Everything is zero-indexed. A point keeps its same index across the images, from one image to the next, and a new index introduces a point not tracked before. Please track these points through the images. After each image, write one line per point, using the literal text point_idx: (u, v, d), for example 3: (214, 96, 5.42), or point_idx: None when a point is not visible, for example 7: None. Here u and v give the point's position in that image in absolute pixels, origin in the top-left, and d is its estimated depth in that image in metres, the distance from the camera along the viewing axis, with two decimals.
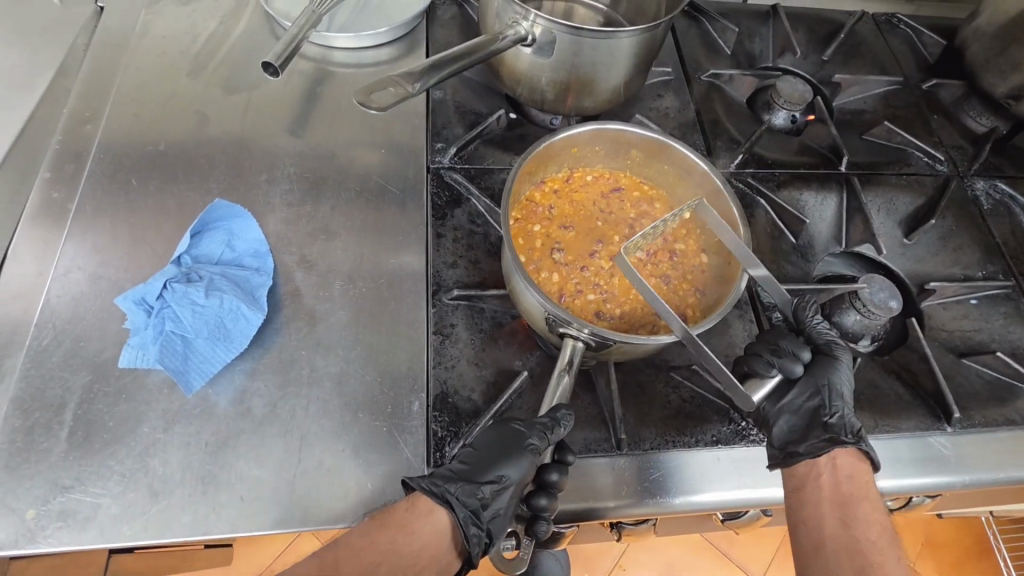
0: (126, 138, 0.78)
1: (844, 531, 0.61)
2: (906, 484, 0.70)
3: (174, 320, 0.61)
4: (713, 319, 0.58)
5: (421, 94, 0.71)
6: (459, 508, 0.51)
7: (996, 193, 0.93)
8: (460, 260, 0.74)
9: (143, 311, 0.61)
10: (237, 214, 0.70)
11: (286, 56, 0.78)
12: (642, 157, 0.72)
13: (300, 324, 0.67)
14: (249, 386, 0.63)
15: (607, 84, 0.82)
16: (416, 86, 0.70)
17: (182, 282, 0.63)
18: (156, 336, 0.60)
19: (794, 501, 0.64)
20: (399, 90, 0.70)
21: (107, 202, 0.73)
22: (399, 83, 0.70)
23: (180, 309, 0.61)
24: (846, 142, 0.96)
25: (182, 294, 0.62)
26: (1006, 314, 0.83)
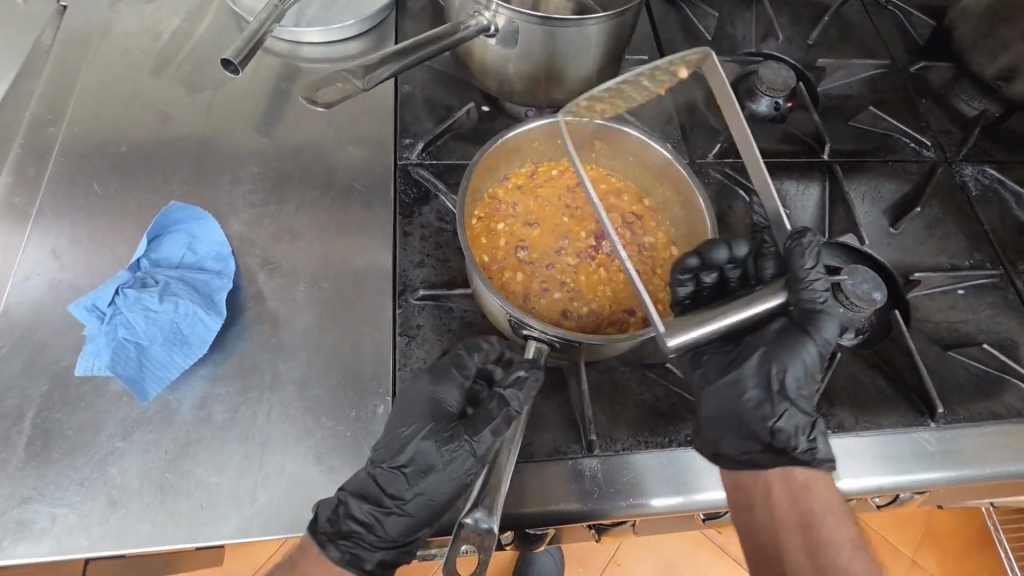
0: (89, 140, 0.76)
1: (808, 562, 0.55)
2: (873, 478, 0.67)
3: (127, 326, 0.60)
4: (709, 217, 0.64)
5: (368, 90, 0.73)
6: (355, 501, 0.55)
7: (984, 178, 0.90)
8: (427, 258, 0.73)
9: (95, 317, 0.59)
10: (197, 216, 0.69)
11: (247, 52, 0.77)
12: (606, 149, 0.71)
13: (264, 327, 0.66)
14: (212, 391, 0.62)
15: (576, 74, 0.80)
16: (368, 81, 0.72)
17: (135, 287, 0.61)
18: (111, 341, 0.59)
19: (746, 518, 0.60)
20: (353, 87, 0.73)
21: (68, 207, 0.71)
22: (353, 80, 0.73)
23: (131, 315, 0.60)
24: (830, 129, 0.94)
25: (134, 300, 0.60)
26: (994, 304, 0.81)
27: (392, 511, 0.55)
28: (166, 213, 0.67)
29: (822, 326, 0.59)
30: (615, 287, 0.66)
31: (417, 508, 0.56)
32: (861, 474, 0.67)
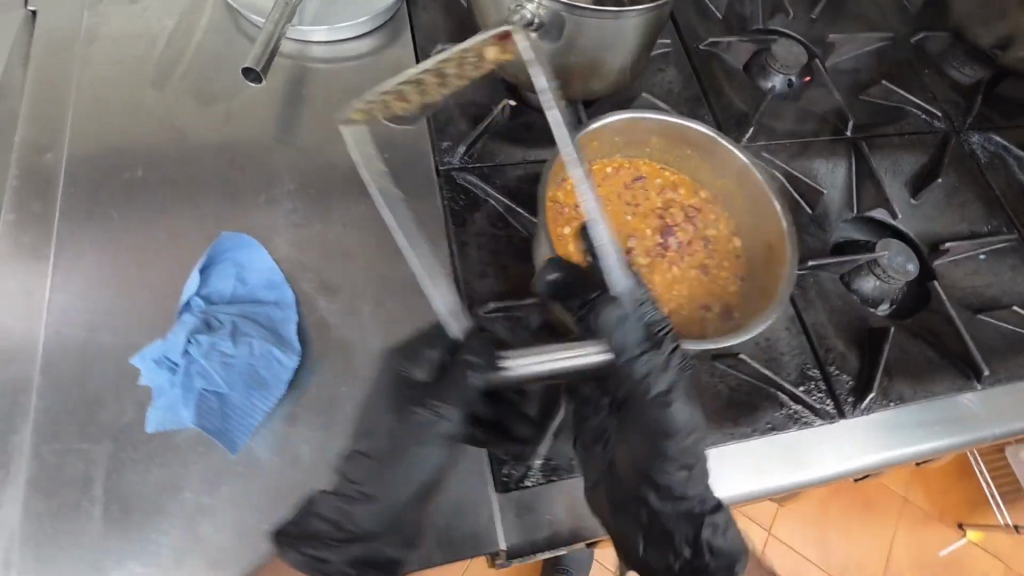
0: (95, 166, 0.69)
1: None
2: (743, 486, 0.67)
3: (203, 376, 0.57)
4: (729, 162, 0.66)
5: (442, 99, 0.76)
6: (319, 502, 0.52)
7: (990, 145, 0.96)
8: (489, 269, 0.71)
9: (167, 370, 0.56)
10: (245, 244, 0.64)
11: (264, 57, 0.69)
12: (664, 143, 0.70)
13: (335, 359, 0.63)
14: (293, 434, 0.59)
15: (613, 66, 0.77)
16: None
17: (205, 332, 0.59)
18: (189, 394, 0.56)
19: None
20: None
21: (89, 245, 0.64)
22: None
23: (209, 364, 0.57)
24: (848, 105, 0.96)
25: (208, 347, 0.58)
26: (1011, 267, 0.88)
27: (362, 503, 0.52)
28: (219, 245, 0.63)
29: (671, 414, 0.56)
30: (687, 284, 0.67)
31: (381, 491, 0.52)
32: (734, 482, 0.67)
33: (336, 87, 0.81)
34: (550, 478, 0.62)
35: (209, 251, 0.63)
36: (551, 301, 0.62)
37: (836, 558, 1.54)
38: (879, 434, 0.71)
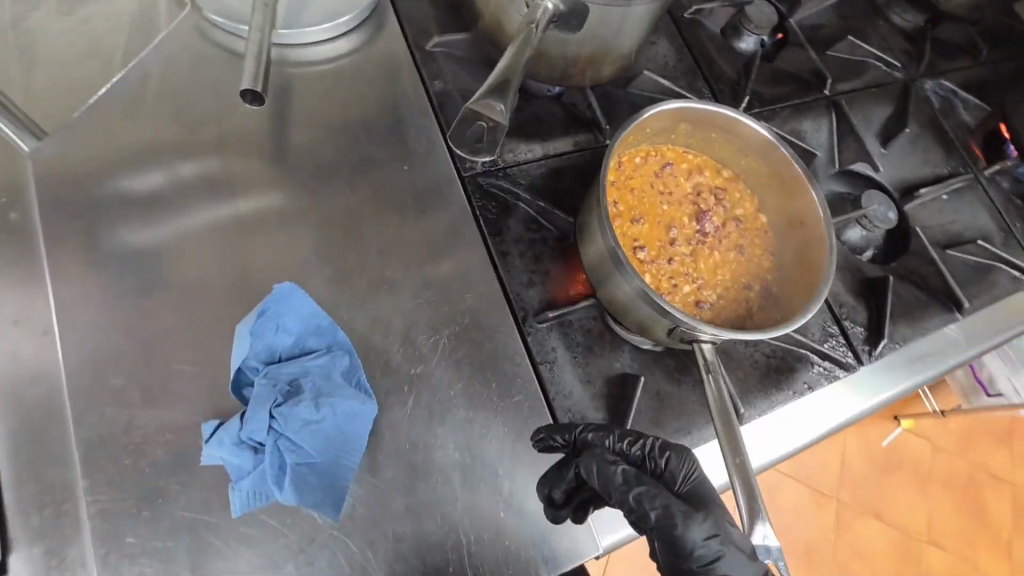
0: (88, 223, 0.61)
1: None
2: (770, 451, 0.72)
3: (294, 450, 0.53)
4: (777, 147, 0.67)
5: (508, 115, 0.58)
6: None
7: (941, 92, 1.05)
8: (535, 276, 0.69)
9: (250, 451, 0.52)
10: (296, 296, 0.59)
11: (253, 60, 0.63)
12: (689, 129, 0.70)
13: (406, 395, 0.61)
14: (383, 482, 0.57)
15: (624, 48, 0.73)
16: (496, 108, 0.58)
17: (285, 402, 0.54)
18: (281, 471, 0.53)
19: None
20: (489, 123, 0.59)
21: (108, 316, 0.58)
22: (484, 114, 0.58)
23: (297, 436, 0.54)
24: (821, 61, 1.00)
25: (293, 418, 0.54)
26: (969, 202, 0.98)
27: None
28: (274, 298, 0.58)
29: (682, 532, 0.51)
30: (730, 267, 0.70)
31: None
32: (760, 450, 0.72)
33: (326, 94, 0.73)
34: None
35: (259, 307, 0.58)
36: (548, 438, 0.59)
37: (806, 468, 1.73)
38: (889, 375, 0.80)
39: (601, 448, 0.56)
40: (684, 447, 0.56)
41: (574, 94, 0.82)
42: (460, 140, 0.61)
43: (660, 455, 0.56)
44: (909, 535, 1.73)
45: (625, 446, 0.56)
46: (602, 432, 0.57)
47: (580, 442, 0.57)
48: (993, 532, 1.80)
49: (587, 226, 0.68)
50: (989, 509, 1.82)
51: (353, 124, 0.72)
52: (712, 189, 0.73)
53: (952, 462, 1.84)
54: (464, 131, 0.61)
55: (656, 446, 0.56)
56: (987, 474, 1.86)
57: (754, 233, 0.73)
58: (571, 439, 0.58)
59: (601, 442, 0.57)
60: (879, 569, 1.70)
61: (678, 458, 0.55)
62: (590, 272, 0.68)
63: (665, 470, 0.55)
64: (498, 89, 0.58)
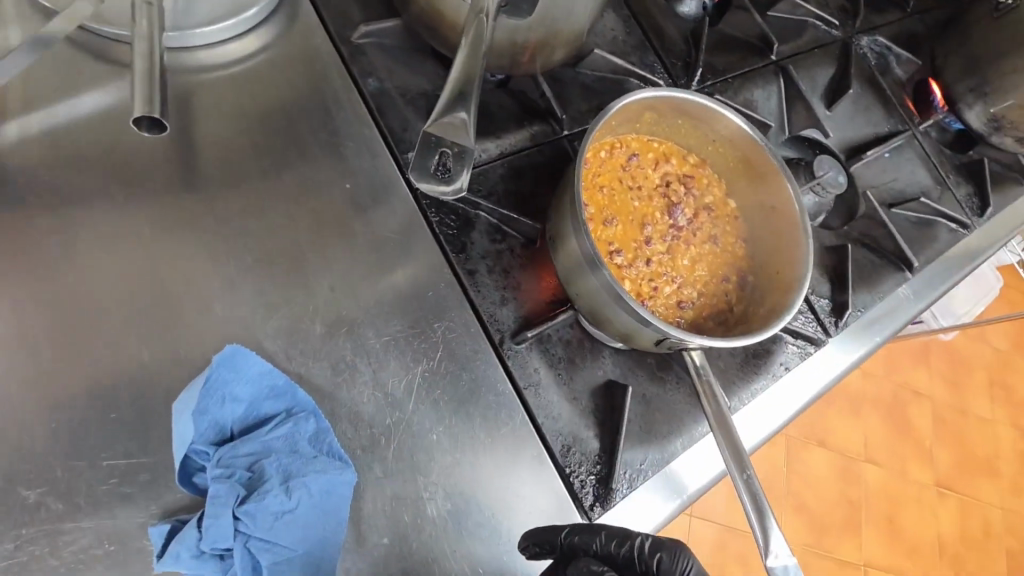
0: None
1: None
2: (760, 432, 0.72)
3: (267, 548, 0.46)
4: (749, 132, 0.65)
5: (470, 125, 0.53)
6: None
7: (877, 47, 1.07)
8: (506, 292, 0.64)
9: (214, 559, 0.45)
10: (240, 360, 0.50)
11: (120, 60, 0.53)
12: (654, 116, 0.66)
13: (384, 448, 0.54)
14: (371, 550, 0.52)
15: (575, 29, 0.67)
16: (461, 128, 0.53)
17: (249, 496, 0.46)
18: (256, 574, 0.46)
19: None
20: (453, 148, 0.52)
21: (9, 412, 0.48)
22: (448, 139, 0.53)
23: (269, 534, 0.46)
24: (765, 23, 0.97)
25: (261, 515, 0.46)
26: (909, 158, 1.01)
27: None
28: (217, 365, 0.49)
29: None
30: (706, 262, 0.68)
31: None
32: (749, 433, 0.71)
33: (241, 106, 0.63)
34: (631, 486, 0.61)
35: (200, 379, 0.49)
36: (531, 544, 0.54)
37: None
38: (854, 341, 0.82)
39: (587, 554, 0.52)
40: (676, 545, 0.53)
41: (524, 81, 0.75)
42: (423, 169, 0.51)
43: (651, 557, 0.53)
44: (848, 457, 1.89)
45: (613, 548, 0.53)
46: (589, 534, 0.53)
47: (566, 547, 0.53)
48: (917, 443, 1.99)
49: (561, 229, 0.62)
50: (913, 423, 2.00)
51: (280, 139, 0.63)
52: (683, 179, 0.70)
53: (881, 385, 2.00)
54: (426, 161, 0.51)
55: (646, 546, 0.53)
56: (910, 392, 2.03)
57: (726, 222, 0.71)
58: (555, 544, 0.53)
59: (587, 545, 0.53)
60: (824, 493, 1.83)
61: (670, 558, 0.52)
62: (564, 281, 0.63)
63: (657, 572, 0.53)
64: (459, 100, 0.53)
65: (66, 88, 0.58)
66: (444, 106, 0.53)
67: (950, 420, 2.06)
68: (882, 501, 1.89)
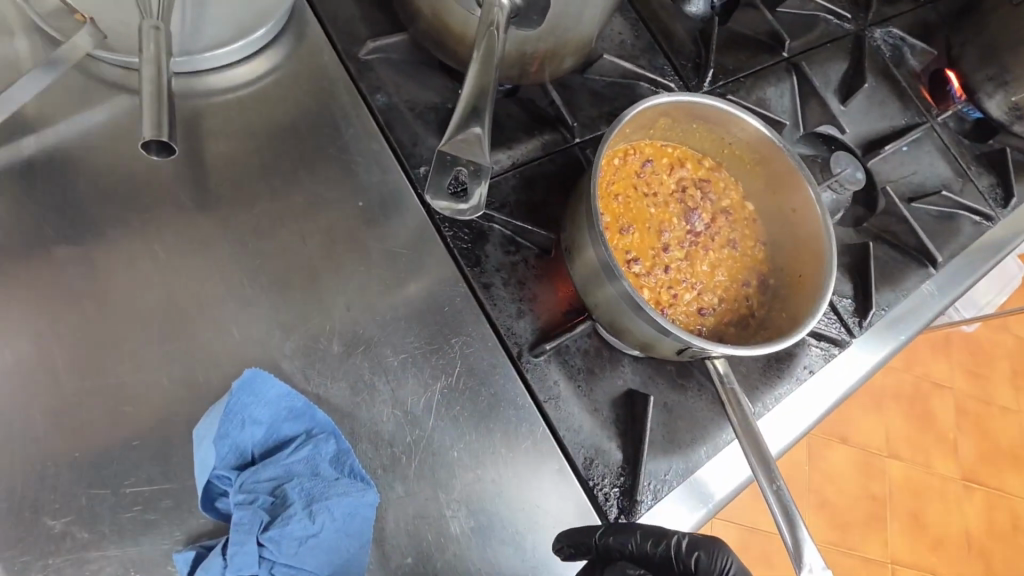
0: None
1: None
2: (785, 439, 0.70)
3: (292, 571, 0.46)
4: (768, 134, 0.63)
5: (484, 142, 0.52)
6: None
7: (890, 39, 1.05)
8: (522, 304, 0.63)
9: None
10: (259, 383, 0.50)
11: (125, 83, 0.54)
12: (668, 122, 0.65)
13: (405, 466, 0.54)
14: (395, 570, 0.51)
15: (584, 36, 0.66)
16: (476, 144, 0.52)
17: (271, 520, 0.46)
18: None
19: None
20: (468, 166, 0.52)
21: (31, 443, 0.48)
22: (464, 156, 0.52)
23: (293, 558, 0.46)
24: (774, 20, 0.96)
25: (284, 539, 0.46)
26: (928, 151, 0.99)
27: None
28: (237, 390, 0.49)
29: None
30: (726, 267, 0.66)
31: None
32: (773, 441, 0.69)
33: (250, 127, 0.63)
34: (656, 497, 0.60)
35: (220, 405, 0.49)
36: (566, 545, 0.54)
37: None
38: (878, 341, 0.80)
39: (623, 554, 0.52)
40: (714, 542, 0.52)
41: (533, 89, 0.74)
42: (438, 186, 0.54)
43: (688, 556, 0.52)
44: (871, 452, 1.85)
45: (649, 548, 0.52)
46: (623, 534, 0.53)
47: (601, 547, 0.52)
48: (942, 437, 1.95)
49: (577, 239, 0.61)
50: (938, 417, 1.96)
51: (292, 158, 0.63)
52: (700, 183, 0.69)
53: (902, 379, 1.96)
54: (441, 179, 0.53)
55: (682, 545, 0.53)
56: (933, 385, 1.99)
57: (745, 226, 0.69)
58: (590, 545, 0.53)
59: (622, 546, 0.52)
60: (847, 489, 1.80)
61: (708, 557, 0.52)
62: (582, 292, 0.62)
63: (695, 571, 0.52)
64: (472, 115, 0.52)
65: (79, 116, 0.59)
66: (457, 123, 0.52)
67: (975, 412, 2.01)
68: (908, 497, 1.86)
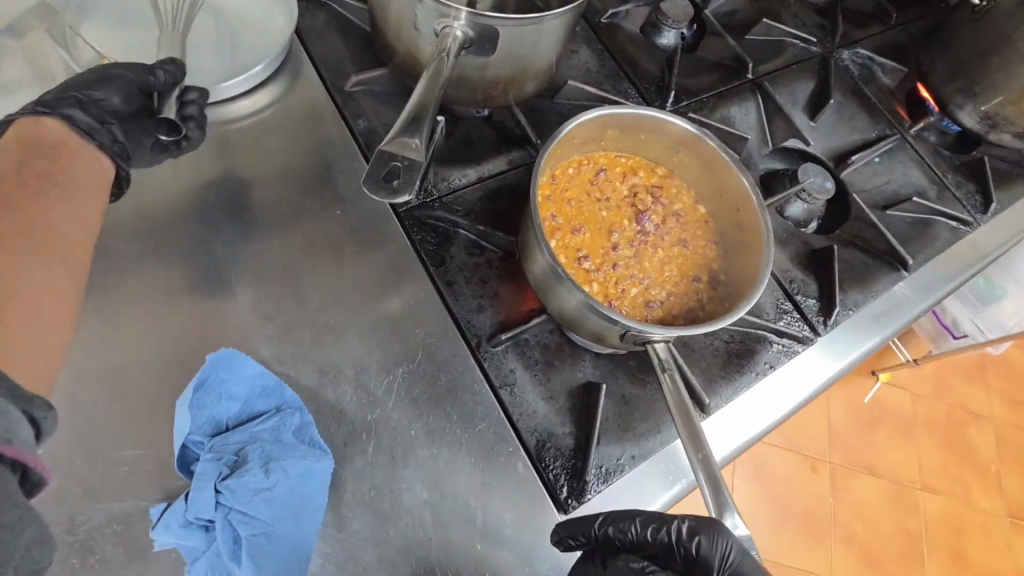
0: None
1: None
2: (742, 435, 0.71)
3: (247, 521, 0.51)
4: (707, 138, 0.68)
5: (422, 143, 0.57)
6: None
7: (858, 59, 1.09)
8: (483, 299, 0.69)
9: (200, 529, 0.50)
10: (230, 359, 0.57)
11: (181, 93, 0.64)
12: (617, 134, 0.71)
13: (365, 441, 0.59)
14: (351, 535, 0.55)
15: (541, 62, 0.74)
16: (411, 144, 0.56)
17: (231, 473, 0.52)
18: (237, 545, 0.51)
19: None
20: (404, 161, 0.57)
21: None
22: (400, 153, 0.57)
23: (248, 507, 0.51)
24: (738, 46, 1.02)
25: (240, 491, 0.51)
26: (901, 161, 1.02)
27: None
28: (213, 366, 0.56)
29: None
30: (676, 263, 0.70)
31: None
32: (730, 438, 0.70)
33: (248, 148, 0.73)
34: (606, 480, 0.63)
35: (201, 379, 0.56)
36: (568, 539, 0.56)
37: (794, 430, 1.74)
38: (846, 343, 0.80)
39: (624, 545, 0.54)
40: (716, 526, 0.52)
41: (502, 112, 0.82)
42: (377, 181, 0.56)
43: (689, 541, 0.52)
44: (902, 484, 1.75)
45: (648, 534, 0.54)
46: (622, 523, 0.55)
47: (600, 538, 0.54)
48: (979, 468, 1.84)
49: (528, 242, 0.67)
50: (973, 446, 1.86)
51: (282, 175, 0.72)
52: (652, 189, 0.74)
53: (931, 406, 1.88)
54: (377, 171, 0.57)
55: (684, 530, 0.53)
56: (966, 412, 1.90)
57: (698, 227, 0.73)
58: (589, 535, 0.55)
59: (621, 534, 0.54)
60: (876, 521, 1.71)
61: (709, 540, 0.51)
62: (534, 288, 0.67)
63: (698, 555, 0.52)
64: (413, 125, 0.58)
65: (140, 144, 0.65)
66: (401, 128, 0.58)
67: (1016, 442, 1.90)
68: (945, 532, 1.74)
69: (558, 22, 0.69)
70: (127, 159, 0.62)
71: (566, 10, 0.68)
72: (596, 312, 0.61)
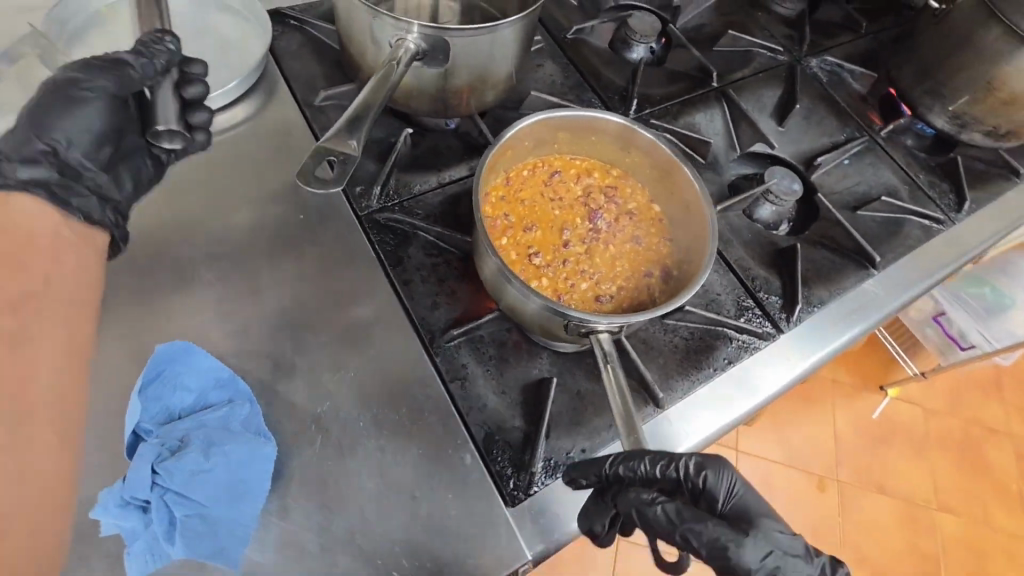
0: None
1: None
2: (701, 433, 0.70)
3: (183, 501, 0.54)
4: (652, 138, 0.70)
5: (359, 145, 0.60)
6: None
7: (827, 66, 1.11)
8: (439, 297, 0.71)
9: (137, 510, 0.52)
10: (182, 351, 0.60)
11: (178, 78, 0.60)
12: (568, 137, 0.74)
13: (315, 435, 0.60)
14: (294, 524, 0.56)
15: (498, 72, 0.78)
16: (349, 144, 0.60)
17: (169, 457, 0.54)
18: (172, 527, 0.53)
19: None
20: (338, 157, 0.61)
21: None
22: (336, 149, 0.60)
23: (186, 488, 0.54)
24: (704, 57, 1.05)
25: (178, 472, 0.54)
26: (872, 163, 1.02)
27: None
28: (168, 361, 0.60)
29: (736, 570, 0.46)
30: (627, 259, 0.72)
31: None
32: (688, 434, 0.69)
33: (221, 159, 0.77)
34: (554, 473, 0.63)
35: (157, 372, 0.59)
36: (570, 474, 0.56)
37: (795, 444, 1.69)
38: (812, 341, 0.79)
39: (633, 481, 0.51)
40: (721, 462, 0.50)
41: (467, 123, 0.86)
42: (311, 174, 0.60)
43: (697, 476, 0.49)
44: (914, 503, 1.68)
45: (658, 471, 0.50)
46: (631, 461, 0.51)
47: (610, 476, 0.52)
48: (997, 486, 1.76)
49: (479, 243, 0.68)
50: (990, 464, 1.78)
51: (251, 182, 0.76)
52: (607, 188, 0.76)
53: (942, 421, 1.81)
54: (314, 164, 0.61)
55: (690, 466, 0.50)
56: (981, 428, 1.83)
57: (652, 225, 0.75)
58: (602, 476, 0.53)
59: (630, 472, 0.51)
60: (889, 543, 1.63)
61: (716, 475, 0.49)
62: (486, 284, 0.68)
63: (703, 490, 0.49)
64: (353, 124, 0.61)
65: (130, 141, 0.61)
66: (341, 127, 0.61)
67: None
68: (964, 554, 1.65)
69: (509, 35, 0.73)
70: (117, 187, 0.58)
71: (516, 22, 0.72)
72: (541, 308, 0.62)
